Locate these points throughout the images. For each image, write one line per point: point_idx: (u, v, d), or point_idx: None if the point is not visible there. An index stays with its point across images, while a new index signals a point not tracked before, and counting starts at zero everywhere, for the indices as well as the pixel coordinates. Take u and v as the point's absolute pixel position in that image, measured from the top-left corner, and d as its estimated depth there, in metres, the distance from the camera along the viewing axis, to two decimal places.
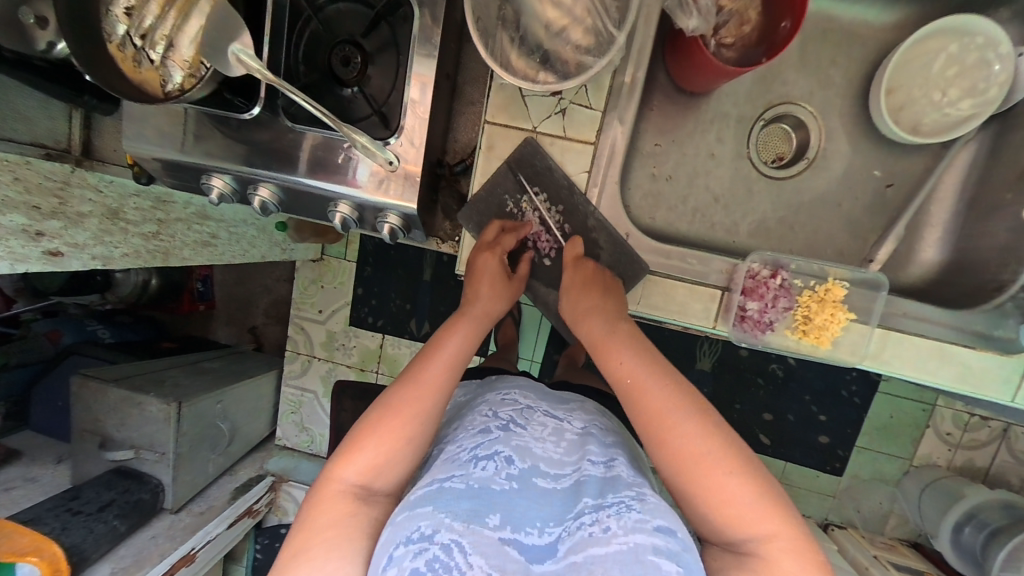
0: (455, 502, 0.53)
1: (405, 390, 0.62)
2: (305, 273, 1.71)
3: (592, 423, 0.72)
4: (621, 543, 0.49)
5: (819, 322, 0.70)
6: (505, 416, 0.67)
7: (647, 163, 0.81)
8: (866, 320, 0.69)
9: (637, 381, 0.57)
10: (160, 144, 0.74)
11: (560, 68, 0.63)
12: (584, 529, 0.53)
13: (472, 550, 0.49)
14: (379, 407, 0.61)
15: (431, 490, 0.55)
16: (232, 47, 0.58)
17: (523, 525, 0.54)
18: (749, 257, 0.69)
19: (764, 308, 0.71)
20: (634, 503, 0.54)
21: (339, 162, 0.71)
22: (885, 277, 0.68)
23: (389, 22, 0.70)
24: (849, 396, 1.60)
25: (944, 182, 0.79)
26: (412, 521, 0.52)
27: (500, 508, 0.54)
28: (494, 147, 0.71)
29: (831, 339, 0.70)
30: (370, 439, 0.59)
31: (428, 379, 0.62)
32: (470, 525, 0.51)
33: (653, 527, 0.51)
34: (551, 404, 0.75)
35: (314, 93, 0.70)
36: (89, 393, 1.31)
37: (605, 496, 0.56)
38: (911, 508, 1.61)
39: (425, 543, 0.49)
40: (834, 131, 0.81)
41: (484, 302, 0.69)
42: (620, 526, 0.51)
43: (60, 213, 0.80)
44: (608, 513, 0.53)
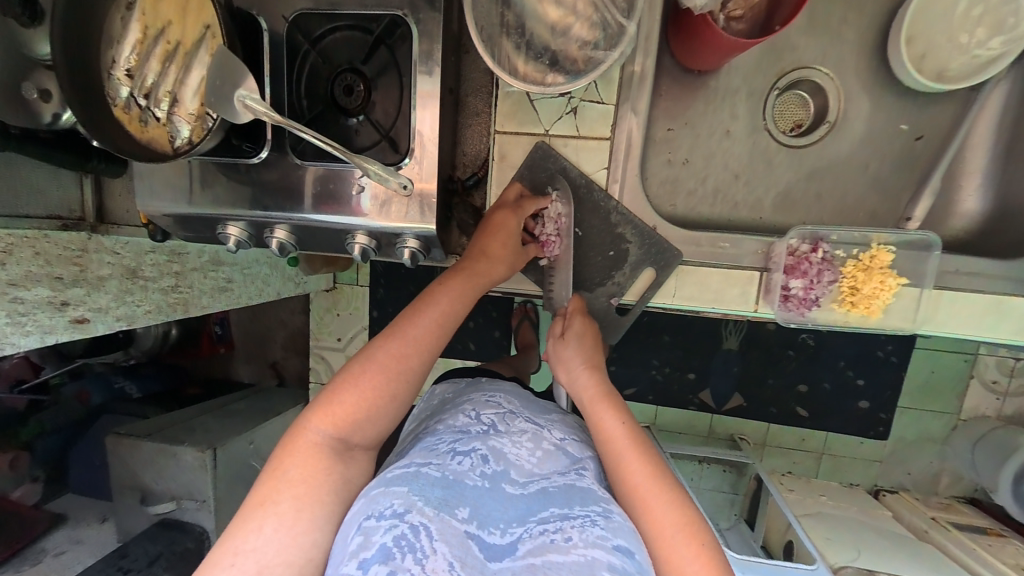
0: (428, 487, 0.52)
1: (391, 345, 0.61)
2: (320, 302, 1.76)
3: (572, 437, 0.69)
4: (579, 556, 0.47)
5: (868, 292, 0.67)
6: (487, 420, 0.66)
7: (661, 150, 0.81)
8: (918, 284, 0.66)
9: (613, 432, 0.61)
10: (171, 199, 0.74)
11: (569, 67, 0.61)
12: (543, 534, 0.51)
13: (438, 536, 0.47)
14: (361, 361, 0.61)
15: (407, 472, 0.55)
16: (238, 93, 0.57)
17: (488, 523, 0.52)
18: (787, 234, 0.65)
19: (809, 284, 0.67)
20: (599, 519, 0.52)
21: (351, 193, 0.69)
22: (937, 236, 0.64)
23: (388, 44, 0.67)
24: (886, 356, 1.56)
25: (977, 129, 0.76)
26: (384, 498, 0.51)
27: (468, 502, 0.53)
28: (506, 156, 0.69)
29: (882, 308, 0.67)
30: (352, 389, 0.59)
31: (417, 337, 0.61)
32: (440, 513, 0.50)
33: (613, 545, 0.49)
34: (534, 412, 0.74)
35: (317, 127, 0.69)
36: (124, 449, 1.32)
37: (572, 507, 0.55)
38: (964, 464, 1.58)
39: (394, 521, 0.47)
40: (853, 92, 0.79)
41: (488, 260, 0.66)
42: (582, 539, 0.49)
43: (80, 280, 0.85)
44: (573, 524, 0.52)
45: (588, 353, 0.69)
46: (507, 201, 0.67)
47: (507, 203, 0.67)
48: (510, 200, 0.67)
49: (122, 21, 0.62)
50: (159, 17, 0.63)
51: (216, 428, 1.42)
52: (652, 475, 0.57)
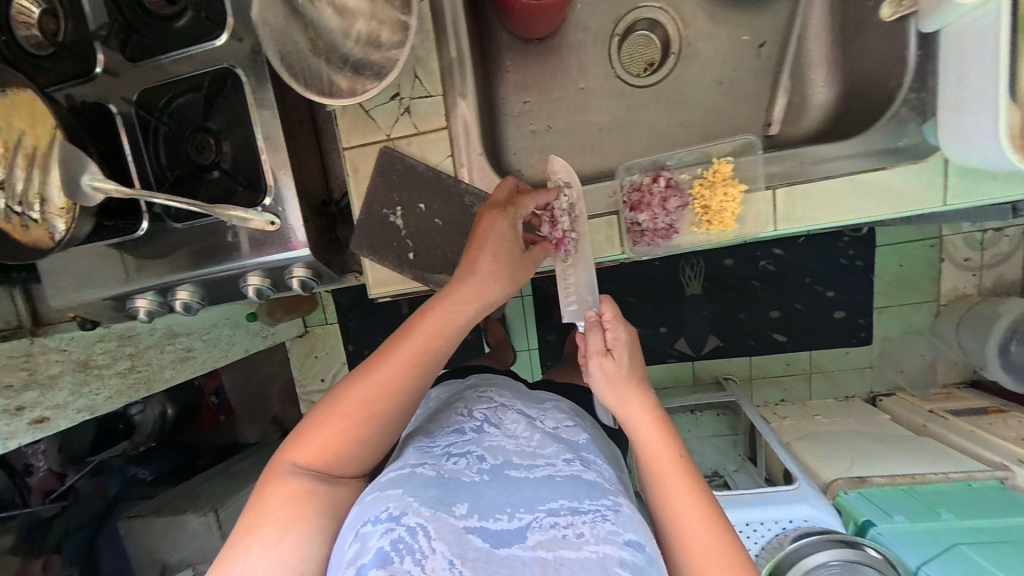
0: (422, 488, 0.49)
1: (374, 370, 0.56)
2: (298, 349, 1.82)
3: (566, 423, 0.68)
4: (590, 551, 0.45)
5: (717, 206, 0.67)
6: (478, 416, 0.64)
7: (523, 122, 0.83)
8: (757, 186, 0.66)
9: (664, 461, 0.54)
10: (78, 288, 0.79)
11: (373, 69, 0.63)
12: (554, 526, 0.48)
13: (436, 534, 0.44)
14: (342, 392, 0.56)
15: (401, 474, 0.52)
16: (85, 179, 0.62)
17: (491, 512, 0.49)
18: (620, 173, 0.71)
19: (657, 214, 0.70)
20: (609, 513, 0.50)
21: (230, 239, 0.75)
22: (756, 135, 0.66)
23: (223, 95, 0.72)
24: (850, 262, 1.57)
25: (812, 20, 0.75)
26: (379, 503, 0.48)
27: (467, 497, 0.50)
28: (359, 168, 0.71)
29: (734, 218, 0.66)
30: (335, 413, 0.54)
31: (401, 362, 0.56)
32: (436, 512, 0.46)
33: (625, 540, 0.47)
34: (527, 403, 0.72)
35: (182, 190, 0.73)
36: (138, 528, 1.40)
37: (581, 500, 0.52)
38: (954, 349, 1.54)
39: (391, 524, 0.45)
40: (690, 17, 0.80)
41: (481, 272, 0.59)
42: (593, 533, 0.47)
43: (32, 383, 0.92)
44: (584, 519, 0.49)
45: (633, 367, 0.62)
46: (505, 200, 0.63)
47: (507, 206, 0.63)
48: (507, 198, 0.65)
49: None
50: (11, 126, 0.66)
51: (220, 490, 1.48)
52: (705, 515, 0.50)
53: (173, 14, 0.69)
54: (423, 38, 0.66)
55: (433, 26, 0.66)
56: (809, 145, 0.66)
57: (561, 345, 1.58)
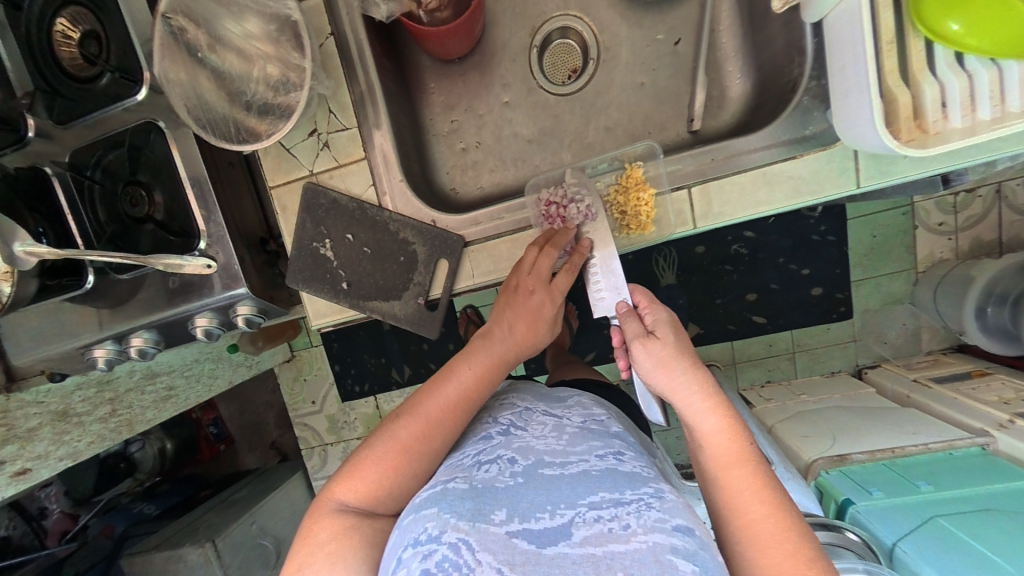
0: (458, 501, 0.48)
1: (412, 423, 0.57)
2: (286, 374, 1.83)
3: (591, 417, 0.68)
4: (640, 542, 0.42)
5: (632, 210, 0.69)
6: (504, 421, 0.64)
7: (452, 141, 0.85)
8: (665, 188, 0.68)
9: (726, 452, 0.49)
10: (37, 344, 0.82)
11: (281, 110, 0.66)
12: (598, 521, 0.45)
13: (479, 546, 0.43)
14: (386, 432, 0.57)
15: (434, 492, 0.50)
16: (16, 246, 0.64)
17: (531, 513, 0.47)
18: (529, 191, 0.73)
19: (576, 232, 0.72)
20: (653, 501, 0.47)
21: (173, 285, 0.77)
22: (653, 141, 0.69)
23: (147, 148, 0.74)
24: (822, 238, 1.51)
25: (722, 12, 0.76)
26: (417, 524, 0.47)
27: (505, 501, 0.48)
28: (286, 206, 0.72)
29: (650, 220, 0.69)
30: (379, 458, 0.56)
31: (438, 416, 0.58)
32: (475, 524, 0.45)
33: (674, 526, 0.44)
34: (549, 404, 0.72)
35: (120, 243, 0.75)
36: (139, 565, 1.44)
37: (622, 490, 0.49)
38: (933, 315, 1.49)
39: (431, 546, 0.43)
40: (604, 21, 0.81)
41: (514, 338, 0.63)
42: (641, 524, 0.44)
43: (11, 438, 0.95)
44: (628, 509, 0.46)
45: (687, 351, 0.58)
46: (542, 279, 0.65)
47: (540, 281, 0.65)
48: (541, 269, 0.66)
49: None
50: None
51: (217, 521, 1.52)
52: (773, 512, 0.44)
53: (94, 75, 0.72)
54: (326, 79, 0.68)
55: (340, 63, 0.68)
56: (725, 140, 0.66)
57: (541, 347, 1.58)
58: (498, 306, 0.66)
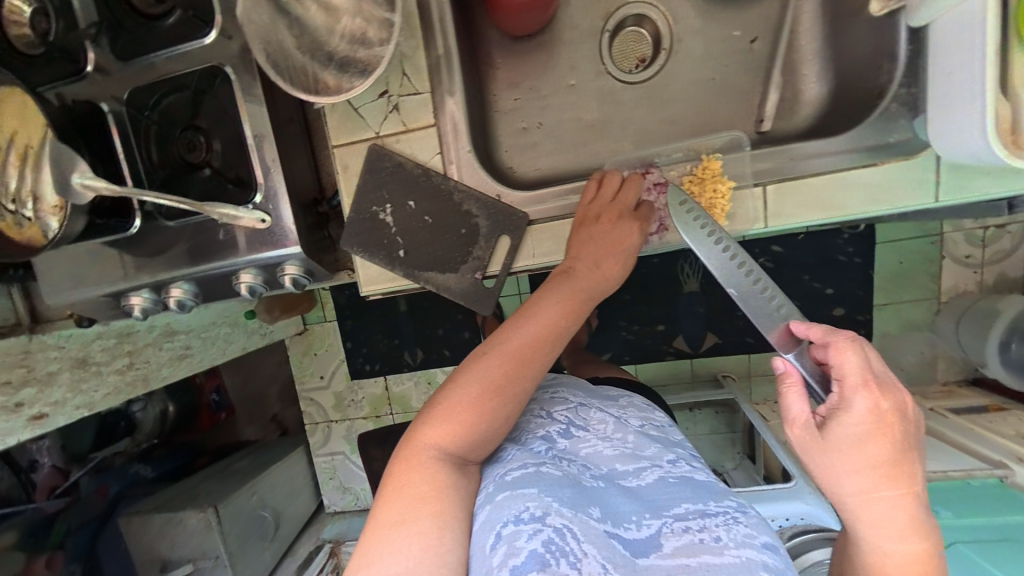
0: (558, 488, 0.50)
1: (502, 360, 0.56)
2: (296, 348, 1.81)
3: (648, 422, 0.70)
4: (734, 556, 0.46)
5: (706, 203, 0.67)
6: (562, 418, 0.65)
7: (513, 120, 0.84)
8: (744, 184, 0.66)
9: None
10: (74, 287, 0.80)
11: (360, 67, 0.64)
12: (687, 531, 0.49)
13: (583, 538, 0.46)
14: (471, 369, 0.56)
15: (527, 473, 0.53)
16: (75, 178, 0.62)
17: (621, 520, 0.51)
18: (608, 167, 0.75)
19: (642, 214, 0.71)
20: (739, 515, 0.51)
21: (221, 238, 0.75)
22: (741, 132, 0.68)
23: (211, 94, 0.72)
24: (849, 259, 1.51)
25: (804, 13, 0.75)
26: (516, 501, 0.49)
27: (597, 503, 0.52)
28: (348, 166, 0.71)
29: (725, 214, 0.66)
30: (474, 402, 0.54)
31: (525, 345, 0.57)
32: (577, 514, 0.48)
33: (762, 543, 0.48)
34: (602, 402, 0.72)
35: (175, 188, 0.74)
36: (137, 527, 1.41)
37: (705, 503, 0.53)
38: (952, 345, 1.50)
39: (537, 525, 0.46)
40: (680, 12, 0.80)
41: (592, 270, 0.64)
42: (731, 537, 0.48)
43: (30, 380, 0.92)
44: (715, 522, 0.50)
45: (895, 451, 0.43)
46: (626, 208, 0.67)
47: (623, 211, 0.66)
48: (619, 203, 0.67)
49: None
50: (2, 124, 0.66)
51: (218, 488, 1.50)
52: None
53: (161, 14, 0.70)
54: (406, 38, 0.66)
55: (420, 24, 0.67)
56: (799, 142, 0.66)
57: None
58: (575, 239, 0.67)
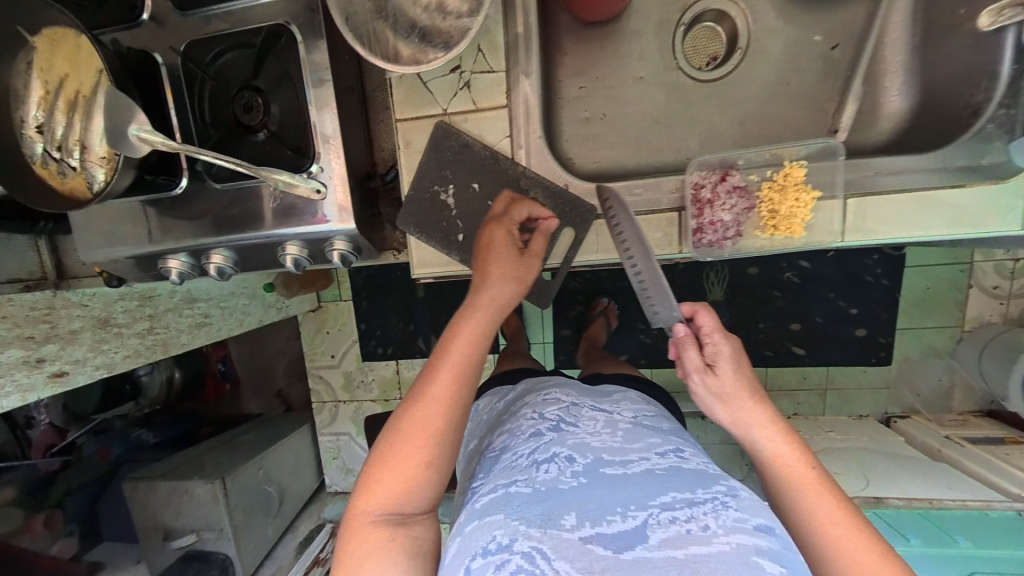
0: (525, 508, 0.48)
1: (417, 407, 0.53)
2: (309, 324, 1.78)
3: (641, 413, 0.67)
4: (723, 543, 0.42)
5: (786, 211, 0.67)
6: (552, 416, 0.61)
7: (576, 109, 0.81)
8: (831, 195, 0.64)
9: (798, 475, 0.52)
10: (111, 245, 0.77)
11: (441, 40, 0.61)
12: (674, 522, 0.45)
13: (555, 555, 0.42)
14: (396, 423, 0.54)
15: (498, 497, 0.51)
16: (132, 129, 0.59)
17: (603, 515, 0.46)
18: (690, 167, 0.67)
19: (719, 217, 0.69)
20: (730, 499, 0.47)
21: (271, 207, 0.72)
22: (838, 140, 0.64)
23: (275, 54, 0.69)
24: (876, 280, 1.48)
25: (893, 23, 0.72)
26: (484, 532, 0.47)
27: (573, 505, 0.48)
28: (410, 143, 0.68)
29: (803, 224, 0.66)
30: (392, 454, 0.52)
31: (439, 389, 0.54)
32: (547, 530, 0.45)
33: (755, 526, 0.44)
34: (595, 399, 0.70)
35: (227, 150, 0.71)
36: (141, 493, 1.40)
37: (694, 490, 0.49)
38: (972, 374, 1.49)
39: (504, 556, 0.43)
40: (760, 11, 0.77)
41: (498, 286, 0.59)
42: (720, 524, 0.44)
43: (53, 337, 0.89)
44: (704, 510, 0.46)
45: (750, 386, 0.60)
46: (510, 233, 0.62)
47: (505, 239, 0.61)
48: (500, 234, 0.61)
49: (22, 79, 0.63)
50: (54, 69, 0.63)
51: (225, 460, 1.48)
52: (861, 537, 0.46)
53: None
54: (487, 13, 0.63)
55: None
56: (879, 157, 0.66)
57: (573, 341, 1.53)
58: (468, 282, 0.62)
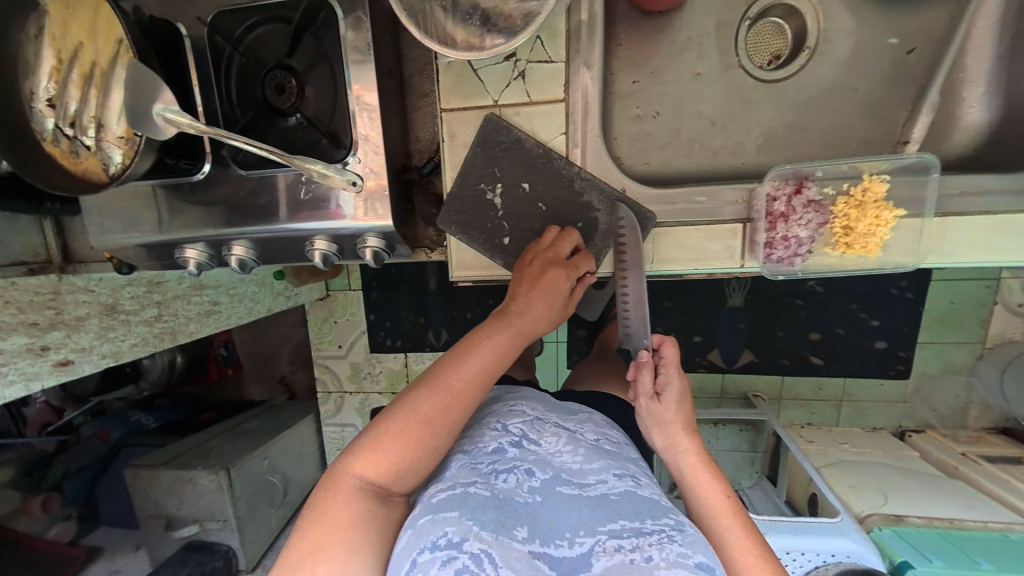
0: (480, 510, 0.46)
1: (436, 399, 0.51)
2: (316, 313, 1.73)
3: (604, 436, 0.64)
4: None
5: (864, 229, 0.62)
6: (516, 429, 0.58)
7: (628, 105, 0.76)
8: (918, 213, 0.60)
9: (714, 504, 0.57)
10: (127, 230, 0.72)
11: (504, 25, 0.55)
12: (619, 551, 0.44)
13: (502, 563, 0.41)
14: (407, 404, 0.52)
15: (454, 493, 0.49)
16: (156, 108, 0.53)
17: (552, 536, 0.46)
18: (766, 177, 0.60)
19: (793, 232, 0.64)
20: (676, 534, 0.46)
21: (302, 197, 0.66)
22: (934, 156, 0.58)
23: (313, 32, 0.63)
24: (900, 293, 1.40)
25: (977, 30, 0.68)
26: (436, 526, 0.45)
27: (527, 519, 0.47)
28: (456, 135, 0.64)
29: (881, 244, 0.62)
30: (396, 436, 0.50)
31: (464, 390, 0.52)
32: (498, 538, 0.44)
33: (696, 563, 0.43)
34: (560, 414, 0.67)
35: (259, 134, 0.65)
36: (144, 480, 1.36)
37: (643, 520, 0.48)
38: (991, 393, 1.43)
39: (452, 552, 0.42)
40: (832, 9, 0.72)
41: (537, 313, 0.57)
42: (663, 557, 0.43)
43: (59, 323, 0.84)
44: (650, 541, 0.45)
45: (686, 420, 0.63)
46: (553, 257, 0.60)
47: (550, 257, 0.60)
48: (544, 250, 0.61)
49: (33, 48, 0.57)
50: (68, 38, 0.58)
51: (229, 449, 1.45)
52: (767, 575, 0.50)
53: None
54: None
55: None
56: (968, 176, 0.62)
57: (587, 342, 1.46)
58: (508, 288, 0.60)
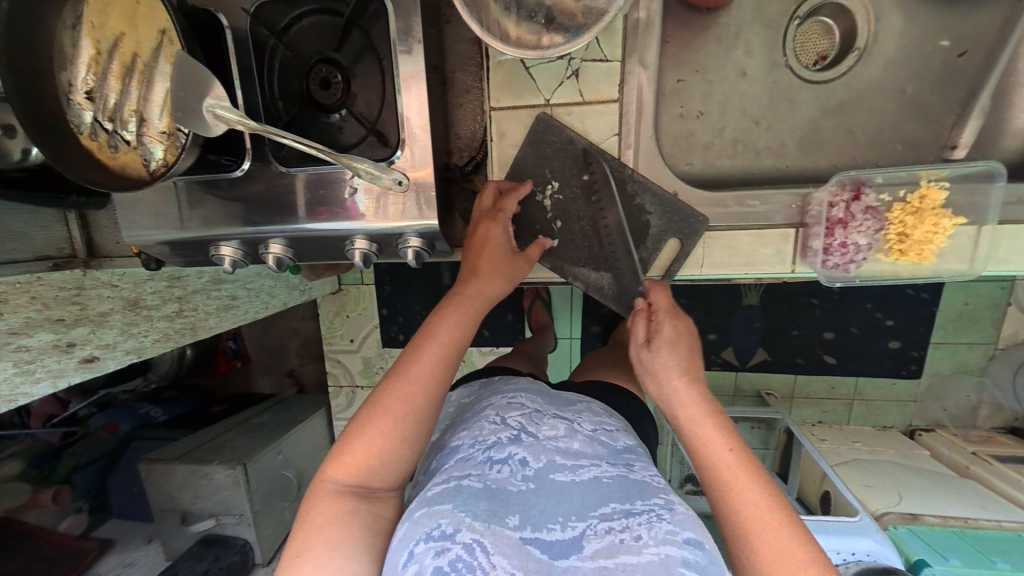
0: (473, 501, 0.46)
1: (396, 385, 0.54)
2: (328, 307, 1.71)
3: (602, 426, 0.62)
4: (652, 554, 0.41)
5: (920, 236, 0.63)
6: (514, 423, 0.57)
7: (672, 104, 0.74)
8: (976, 220, 0.63)
9: (724, 457, 0.50)
10: (159, 226, 0.70)
11: (567, 24, 0.55)
12: (610, 532, 0.45)
13: (494, 549, 0.42)
14: (373, 398, 0.54)
15: (448, 487, 0.49)
16: (207, 103, 0.52)
17: (543, 522, 0.46)
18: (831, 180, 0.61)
19: (850, 238, 0.65)
20: (664, 512, 0.46)
21: (345, 196, 0.65)
22: (1001, 164, 0.60)
23: (360, 26, 0.61)
24: (916, 294, 1.39)
25: None
26: (431, 518, 0.45)
27: (518, 508, 0.47)
28: (506, 135, 0.65)
29: (936, 252, 0.64)
30: (365, 432, 0.52)
31: (421, 369, 0.54)
32: (490, 526, 0.44)
33: (684, 539, 0.43)
34: (558, 404, 0.65)
35: (303, 131, 0.64)
36: (159, 474, 1.35)
37: (633, 501, 0.48)
38: (1005, 393, 1.43)
39: (445, 543, 0.42)
40: (884, 9, 0.70)
41: (483, 280, 0.60)
42: (652, 536, 0.43)
43: (83, 319, 0.82)
44: (638, 521, 0.45)
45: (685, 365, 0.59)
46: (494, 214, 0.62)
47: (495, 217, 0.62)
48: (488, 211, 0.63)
49: (71, 38, 0.55)
50: (107, 26, 0.55)
51: (244, 444, 1.44)
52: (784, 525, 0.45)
53: None
54: None
55: None
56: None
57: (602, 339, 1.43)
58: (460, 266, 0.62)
